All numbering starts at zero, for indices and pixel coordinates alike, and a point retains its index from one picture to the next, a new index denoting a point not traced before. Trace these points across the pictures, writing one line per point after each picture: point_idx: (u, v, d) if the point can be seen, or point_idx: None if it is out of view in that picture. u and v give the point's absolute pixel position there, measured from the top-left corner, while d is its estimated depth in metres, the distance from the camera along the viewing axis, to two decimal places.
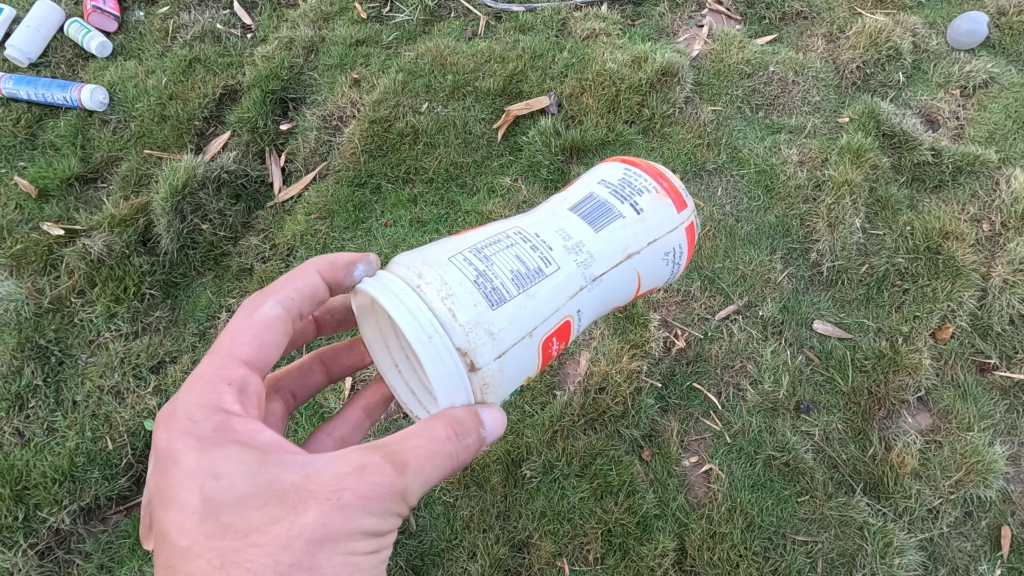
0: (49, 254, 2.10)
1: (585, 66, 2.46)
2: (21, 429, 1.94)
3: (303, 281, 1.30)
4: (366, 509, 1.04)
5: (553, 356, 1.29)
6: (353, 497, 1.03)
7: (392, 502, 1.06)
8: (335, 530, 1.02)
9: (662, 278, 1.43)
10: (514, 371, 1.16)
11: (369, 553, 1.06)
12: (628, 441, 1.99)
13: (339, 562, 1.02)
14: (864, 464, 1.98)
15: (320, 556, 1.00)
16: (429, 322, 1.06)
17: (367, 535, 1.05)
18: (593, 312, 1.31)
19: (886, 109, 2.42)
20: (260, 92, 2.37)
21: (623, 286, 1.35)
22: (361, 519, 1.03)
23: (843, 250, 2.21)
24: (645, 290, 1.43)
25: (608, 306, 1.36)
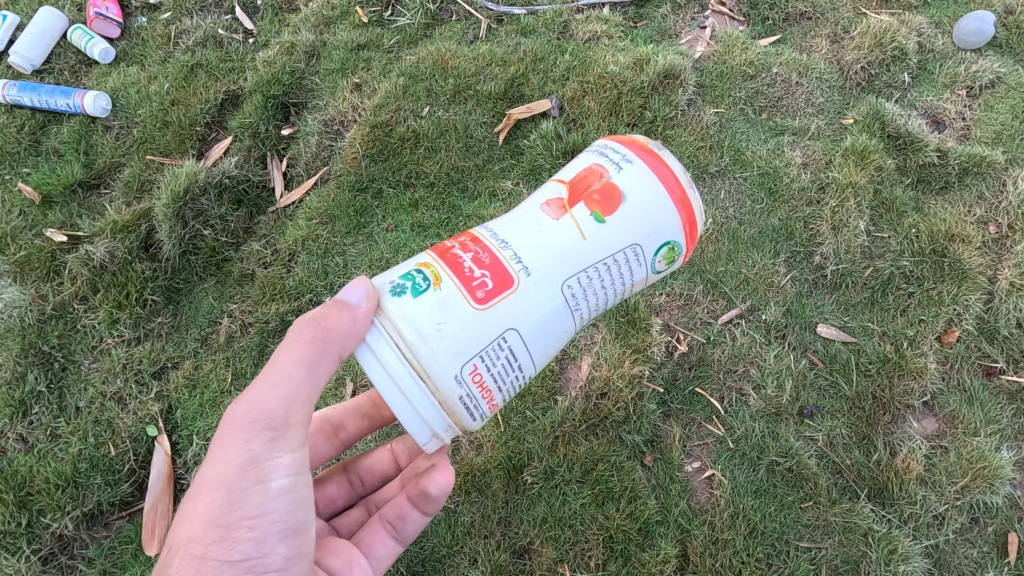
0: (52, 260, 2.11)
1: (587, 68, 2.45)
2: (25, 435, 1.95)
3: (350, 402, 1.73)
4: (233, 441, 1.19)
5: (463, 248, 1.27)
6: (218, 439, 1.22)
7: (256, 425, 1.19)
8: (212, 471, 1.19)
9: (579, 161, 1.40)
10: (394, 269, 1.29)
11: (252, 482, 1.18)
12: (630, 446, 1.98)
13: (222, 497, 1.17)
14: (869, 470, 1.96)
15: (202, 496, 1.18)
16: None
17: (242, 463, 1.18)
18: (504, 217, 1.37)
19: (891, 111, 2.40)
20: (261, 97, 2.37)
21: (539, 194, 1.41)
22: (229, 451, 1.19)
23: (847, 253, 2.19)
24: (571, 175, 1.37)
25: (530, 207, 1.37)
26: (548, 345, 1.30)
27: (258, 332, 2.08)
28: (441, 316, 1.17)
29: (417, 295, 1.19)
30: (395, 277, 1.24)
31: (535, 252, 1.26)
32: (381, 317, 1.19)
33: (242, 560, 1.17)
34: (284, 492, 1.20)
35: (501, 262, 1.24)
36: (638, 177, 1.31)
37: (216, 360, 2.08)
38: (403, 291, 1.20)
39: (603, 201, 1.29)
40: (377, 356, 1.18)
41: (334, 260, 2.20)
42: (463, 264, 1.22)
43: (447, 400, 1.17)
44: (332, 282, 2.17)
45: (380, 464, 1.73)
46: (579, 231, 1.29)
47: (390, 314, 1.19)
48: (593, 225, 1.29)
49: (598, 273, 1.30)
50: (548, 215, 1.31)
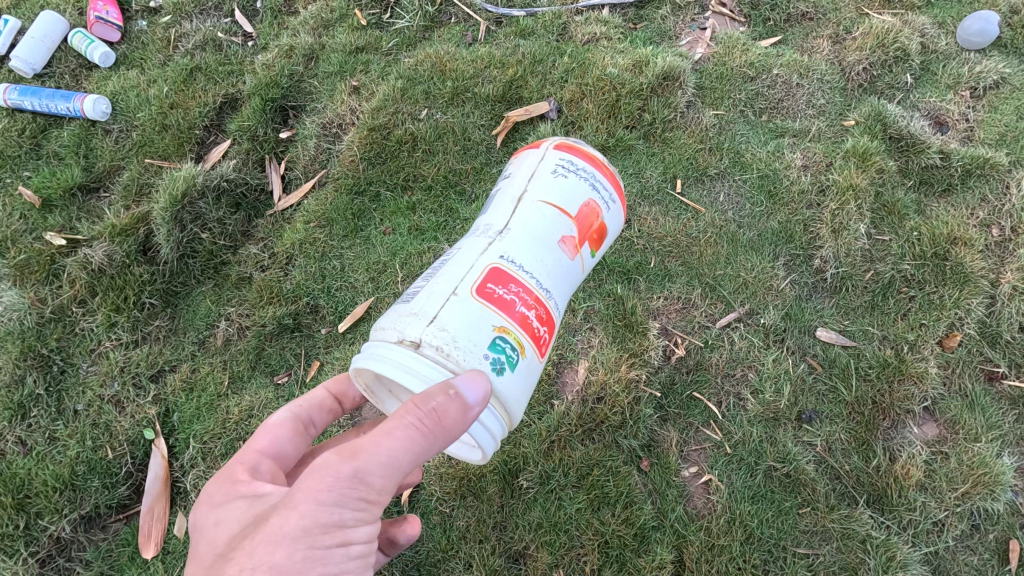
0: (51, 264, 2.12)
1: (585, 71, 2.44)
2: (23, 438, 1.96)
3: (311, 395, 1.46)
4: (324, 503, 1.03)
5: (523, 302, 1.30)
6: (303, 491, 1.04)
7: (352, 492, 1.04)
8: (297, 527, 1.02)
9: (574, 189, 1.50)
10: (469, 329, 1.20)
11: (336, 546, 1.03)
12: (626, 451, 1.96)
13: (301, 557, 1.01)
14: (868, 476, 1.94)
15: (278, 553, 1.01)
16: (379, 348, 1.19)
17: (330, 528, 1.03)
18: (523, 251, 1.38)
19: (893, 112, 2.38)
20: (259, 101, 2.38)
21: (542, 219, 1.44)
22: (319, 511, 1.03)
23: (848, 256, 2.18)
24: (574, 208, 1.48)
25: (545, 239, 1.42)
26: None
27: (255, 336, 2.09)
28: (529, 382, 1.28)
29: (516, 367, 1.23)
30: (484, 347, 1.20)
31: (562, 291, 1.45)
32: (495, 400, 1.19)
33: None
34: (360, 558, 1.07)
35: (552, 312, 1.37)
36: (613, 215, 1.58)
37: (214, 363, 2.08)
38: (502, 367, 1.21)
39: (596, 238, 1.54)
40: (488, 429, 1.18)
41: (331, 263, 2.20)
42: (534, 327, 1.29)
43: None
44: (329, 285, 2.18)
45: None
46: (580, 266, 1.52)
47: (500, 395, 1.20)
48: (588, 259, 1.55)
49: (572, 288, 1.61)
50: (566, 254, 1.45)
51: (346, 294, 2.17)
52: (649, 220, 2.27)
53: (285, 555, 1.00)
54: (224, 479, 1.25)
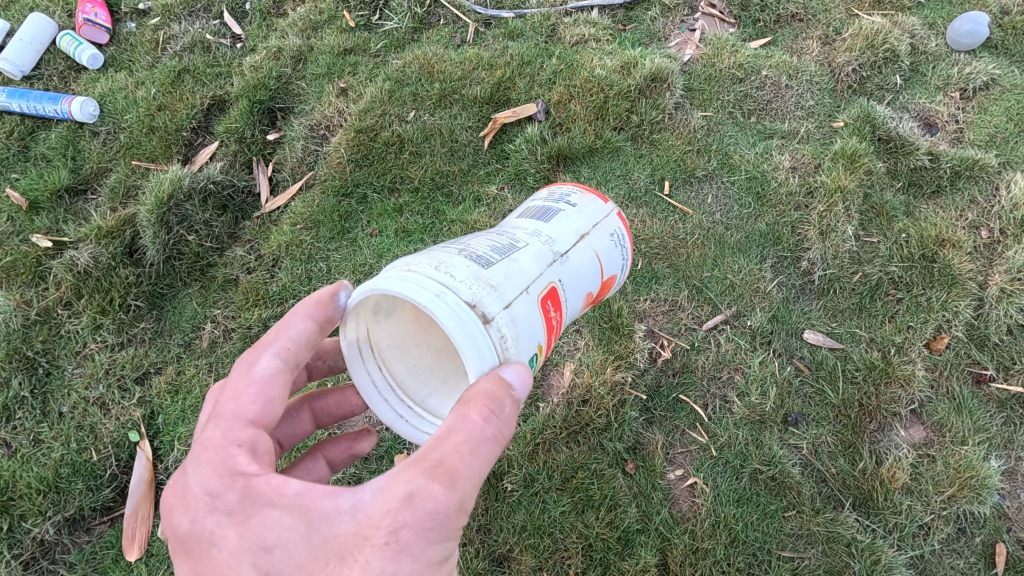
0: (37, 266, 2.12)
1: (573, 72, 2.44)
2: (8, 440, 1.95)
3: (294, 329, 1.16)
4: (427, 541, 0.94)
5: (551, 332, 1.23)
6: (406, 532, 0.93)
7: (448, 524, 0.96)
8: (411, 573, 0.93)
9: (616, 260, 1.52)
10: (525, 334, 1.10)
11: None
12: (611, 453, 1.96)
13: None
14: (854, 479, 1.93)
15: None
16: (431, 282, 1.00)
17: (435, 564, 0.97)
18: (570, 282, 1.33)
19: (881, 114, 2.37)
20: (247, 103, 2.38)
21: (589, 268, 1.41)
22: (424, 550, 0.95)
23: (835, 258, 2.17)
24: (607, 272, 1.50)
25: (580, 287, 1.38)
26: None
27: (241, 338, 2.08)
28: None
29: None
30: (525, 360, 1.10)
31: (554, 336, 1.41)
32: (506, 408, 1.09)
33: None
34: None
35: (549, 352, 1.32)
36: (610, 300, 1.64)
37: (199, 365, 2.08)
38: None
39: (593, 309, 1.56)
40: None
41: (318, 265, 2.20)
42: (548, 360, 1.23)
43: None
44: (316, 288, 2.17)
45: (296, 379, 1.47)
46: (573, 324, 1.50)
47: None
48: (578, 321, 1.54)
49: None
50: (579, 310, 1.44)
51: None
52: (636, 222, 2.27)
53: None
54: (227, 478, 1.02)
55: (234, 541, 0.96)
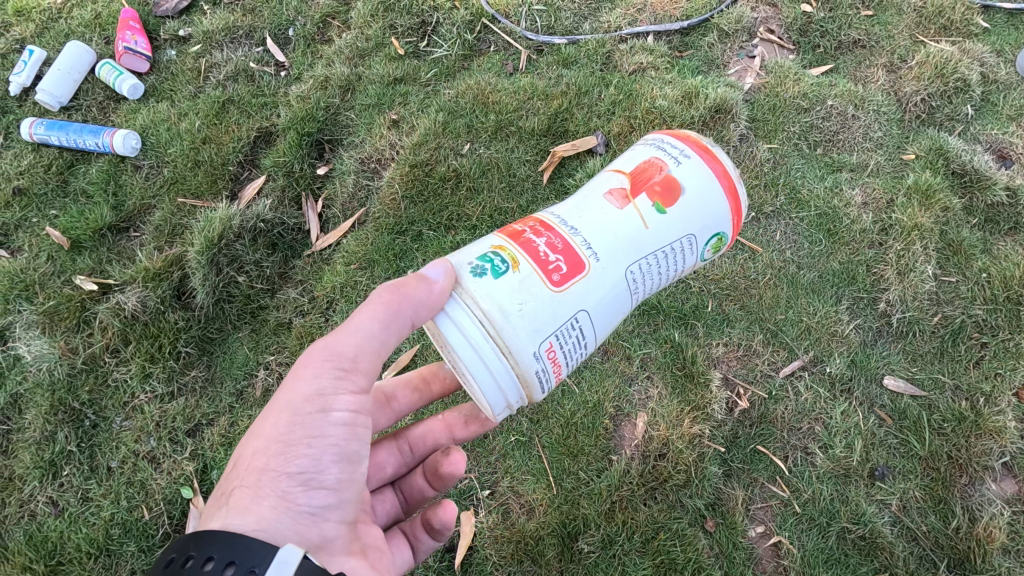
0: (82, 310, 2.03)
1: (633, 102, 2.34)
2: (55, 498, 1.87)
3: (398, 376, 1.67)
4: (300, 379, 1.19)
5: (534, 232, 1.27)
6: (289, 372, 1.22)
7: (322, 367, 1.19)
8: (285, 396, 1.19)
9: (640, 152, 1.42)
10: (468, 249, 1.28)
11: (316, 409, 1.17)
12: (691, 511, 1.88)
13: (287, 418, 1.17)
14: (948, 538, 1.84)
15: (274, 418, 1.17)
16: None
17: (309, 393, 1.17)
18: (567, 201, 1.39)
19: (954, 146, 2.28)
20: (295, 135, 2.28)
21: (599, 185, 1.40)
22: (299, 381, 1.18)
23: (915, 300, 2.08)
24: (632, 165, 1.39)
25: (589, 197, 1.37)
26: (610, 321, 1.33)
27: None
28: (518, 299, 1.17)
29: (499, 276, 1.19)
30: (472, 258, 1.24)
31: (606, 238, 1.28)
32: (460, 291, 1.19)
33: (303, 473, 1.15)
34: (342, 425, 1.18)
35: (575, 248, 1.25)
36: (695, 171, 1.34)
37: (252, 415, 1.98)
38: (484, 272, 1.20)
39: (665, 193, 1.33)
40: (455, 324, 1.18)
41: None
42: (536, 248, 1.23)
43: (525, 375, 1.19)
44: None
45: (432, 432, 1.64)
46: (641, 219, 1.31)
47: (470, 292, 1.18)
48: (655, 214, 1.32)
49: (654, 258, 1.33)
50: (612, 205, 1.32)
51: None
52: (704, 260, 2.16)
53: (276, 420, 1.17)
54: None
55: None
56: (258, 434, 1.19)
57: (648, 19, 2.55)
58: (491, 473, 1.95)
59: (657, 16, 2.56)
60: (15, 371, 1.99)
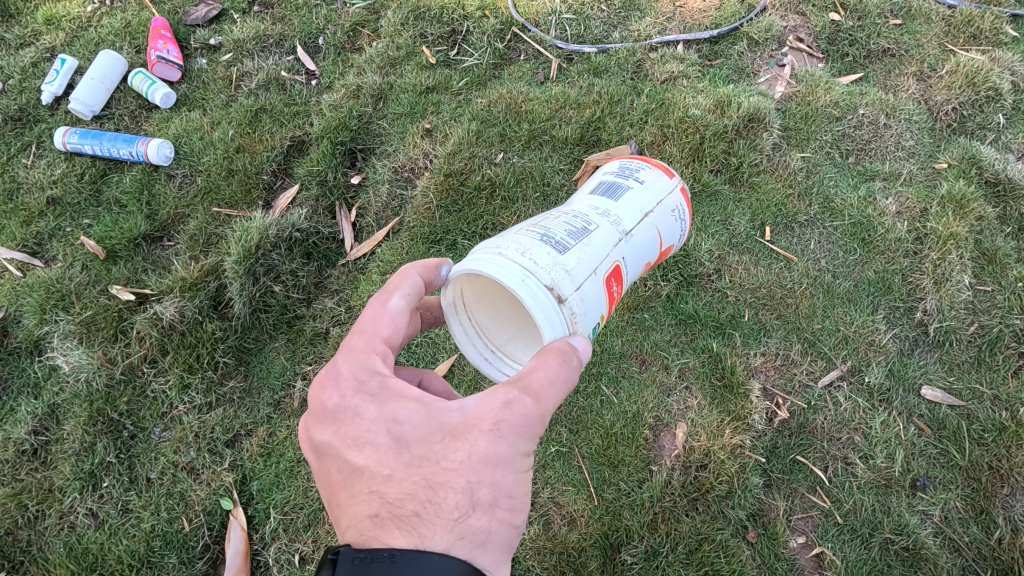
0: (119, 320, 2.04)
1: (666, 111, 2.30)
2: (95, 510, 1.91)
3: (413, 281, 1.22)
4: (521, 435, 1.06)
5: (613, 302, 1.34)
6: (494, 415, 1.06)
7: (537, 428, 1.09)
8: (500, 452, 1.05)
9: (675, 232, 1.56)
10: (591, 309, 1.21)
11: (524, 469, 1.09)
12: (733, 522, 1.90)
13: (504, 475, 1.05)
14: (991, 548, 1.84)
15: (495, 473, 1.04)
16: (517, 268, 1.10)
17: (526, 453, 1.08)
18: (632, 255, 1.40)
19: (988, 155, 2.20)
20: (329, 144, 2.28)
21: (650, 245, 1.46)
22: (517, 439, 1.06)
23: (951, 309, 2.03)
24: (666, 244, 1.54)
25: (639, 261, 1.45)
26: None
27: None
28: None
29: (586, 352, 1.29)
30: (589, 326, 1.21)
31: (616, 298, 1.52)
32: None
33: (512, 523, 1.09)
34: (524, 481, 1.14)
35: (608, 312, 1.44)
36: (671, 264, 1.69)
37: (291, 426, 2.00)
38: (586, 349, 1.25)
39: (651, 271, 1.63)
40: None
41: None
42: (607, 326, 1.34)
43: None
44: (409, 341, 2.11)
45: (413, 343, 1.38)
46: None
47: None
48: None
49: None
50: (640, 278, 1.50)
51: (427, 350, 2.10)
52: (740, 269, 2.14)
53: (491, 479, 1.04)
54: (359, 372, 1.12)
55: (370, 416, 1.08)
56: (465, 484, 1.02)
57: (677, 28, 2.49)
58: (532, 484, 1.98)
59: (686, 24, 2.49)
60: (52, 381, 2.02)
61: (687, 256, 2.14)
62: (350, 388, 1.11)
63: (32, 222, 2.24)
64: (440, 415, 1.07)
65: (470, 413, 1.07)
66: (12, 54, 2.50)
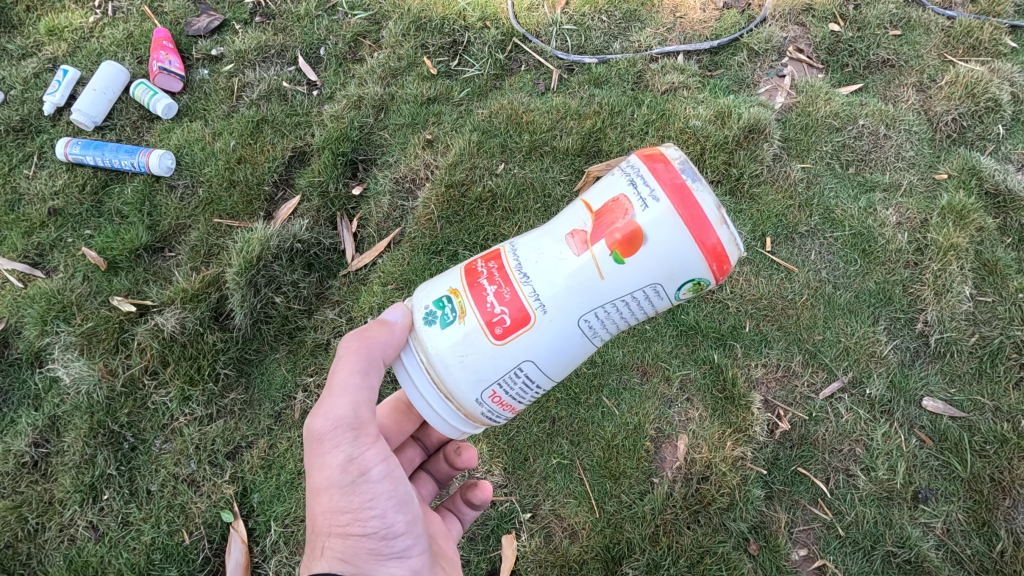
0: (120, 332, 2.04)
1: (667, 122, 2.29)
2: (95, 523, 1.91)
3: None
4: (323, 452, 1.29)
5: (490, 277, 1.23)
6: (308, 454, 1.31)
7: (335, 438, 1.28)
8: (323, 476, 1.30)
9: (614, 182, 1.18)
10: (436, 283, 1.30)
11: (357, 474, 1.29)
12: (734, 534, 1.91)
13: (340, 492, 1.29)
14: (993, 561, 1.84)
15: (322, 499, 1.30)
16: None
17: (342, 464, 1.29)
18: (540, 233, 1.26)
19: (987, 165, 2.20)
20: (331, 155, 2.28)
21: (570, 214, 1.25)
22: (327, 460, 1.30)
23: (952, 320, 2.03)
24: (601, 201, 1.18)
25: (553, 234, 1.23)
26: (566, 361, 1.25)
27: None
28: (454, 349, 1.20)
29: (445, 326, 1.22)
30: (429, 300, 1.27)
31: (554, 287, 1.17)
32: (415, 339, 1.27)
33: (375, 531, 1.30)
34: (382, 477, 1.31)
35: (520, 299, 1.19)
36: (663, 218, 1.10)
37: (291, 437, 2.00)
38: (434, 321, 1.23)
39: (624, 243, 1.12)
40: (411, 372, 1.29)
41: None
42: (484, 298, 1.20)
43: (468, 413, 1.26)
44: None
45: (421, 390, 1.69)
46: (596, 270, 1.15)
47: (423, 342, 1.25)
48: (612, 265, 1.15)
49: (617, 306, 1.19)
50: (569, 252, 1.18)
51: None
52: (741, 280, 2.13)
53: (330, 500, 1.30)
54: None
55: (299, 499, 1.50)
56: (319, 516, 1.32)
57: (678, 38, 2.49)
58: (533, 496, 1.98)
59: (686, 35, 2.49)
60: (53, 393, 2.02)
61: None
62: None
63: (33, 232, 2.24)
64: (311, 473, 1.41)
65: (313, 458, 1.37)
66: (15, 64, 2.51)
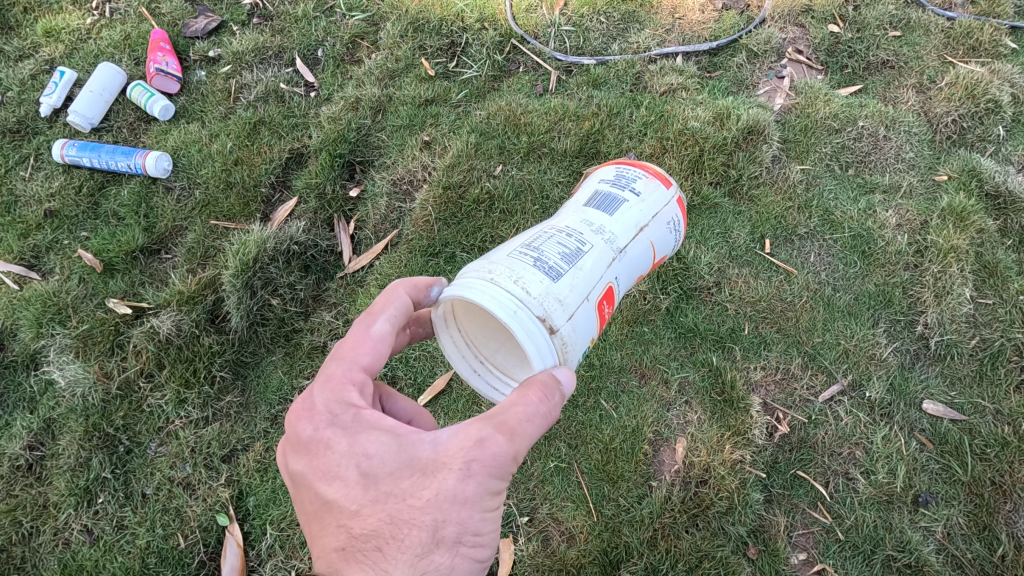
0: (115, 334, 2.04)
1: (665, 123, 2.28)
2: (90, 526, 1.91)
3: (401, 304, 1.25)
4: (489, 474, 1.09)
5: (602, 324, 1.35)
6: (472, 459, 1.07)
7: (506, 467, 1.10)
8: (470, 490, 1.08)
9: (668, 244, 1.54)
10: (581, 336, 1.22)
11: (494, 506, 1.13)
12: (733, 538, 1.90)
13: (476, 515, 1.09)
14: (994, 565, 1.82)
15: (459, 512, 1.07)
16: (509, 298, 1.10)
17: (495, 492, 1.11)
18: (626, 273, 1.40)
19: (988, 166, 2.18)
20: (327, 156, 2.27)
21: (644, 259, 1.45)
22: (484, 481, 1.09)
23: (952, 323, 2.02)
24: (658, 257, 1.53)
25: (631, 279, 1.44)
26: None
27: None
28: None
29: None
30: (579, 357, 1.23)
31: None
32: None
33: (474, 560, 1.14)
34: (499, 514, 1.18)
35: None
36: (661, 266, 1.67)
37: None
38: None
39: None
40: None
41: None
42: None
43: None
44: (407, 355, 2.08)
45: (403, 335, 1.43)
46: None
47: None
48: None
49: None
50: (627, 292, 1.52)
51: (425, 363, 2.08)
52: (739, 282, 2.13)
53: (462, 517, 1.08)
54: (341, 404, 1.16)
55: (344, 452, 1.12)
56: (434, 524, 1.06)
57: (677, 39, 2.48)
58: (530, 500, 1.98)
59: (685, 36, 2.48)
60: (49, 396, 2.01)
61: (686, 268, 2.12)
62: (330, 419, 1.15)
63: (29, 234, 2.23)
64: (413, 449, 1.11)
65: (440, 446, 1.10)
66: (12, 66, 2.51)
